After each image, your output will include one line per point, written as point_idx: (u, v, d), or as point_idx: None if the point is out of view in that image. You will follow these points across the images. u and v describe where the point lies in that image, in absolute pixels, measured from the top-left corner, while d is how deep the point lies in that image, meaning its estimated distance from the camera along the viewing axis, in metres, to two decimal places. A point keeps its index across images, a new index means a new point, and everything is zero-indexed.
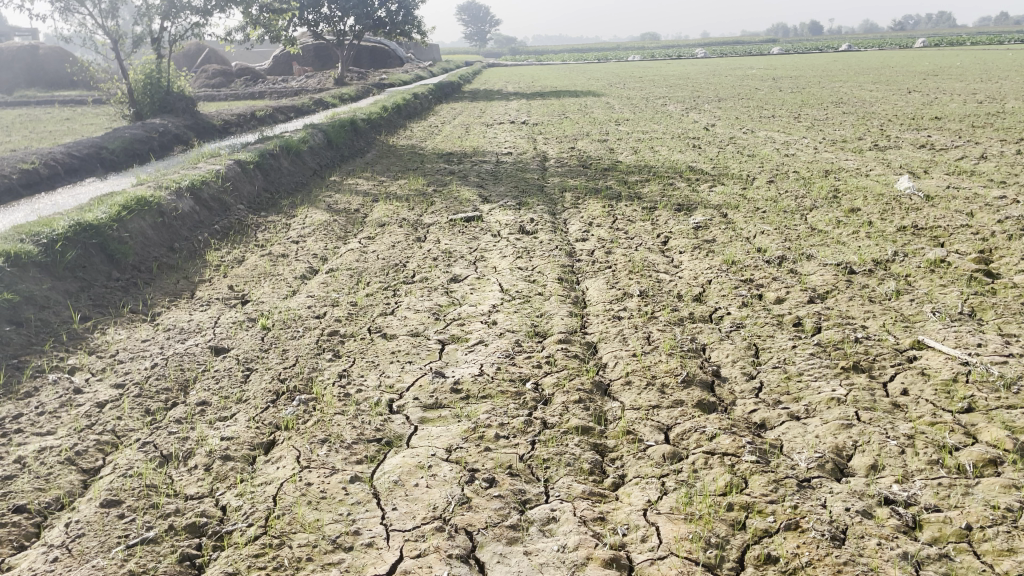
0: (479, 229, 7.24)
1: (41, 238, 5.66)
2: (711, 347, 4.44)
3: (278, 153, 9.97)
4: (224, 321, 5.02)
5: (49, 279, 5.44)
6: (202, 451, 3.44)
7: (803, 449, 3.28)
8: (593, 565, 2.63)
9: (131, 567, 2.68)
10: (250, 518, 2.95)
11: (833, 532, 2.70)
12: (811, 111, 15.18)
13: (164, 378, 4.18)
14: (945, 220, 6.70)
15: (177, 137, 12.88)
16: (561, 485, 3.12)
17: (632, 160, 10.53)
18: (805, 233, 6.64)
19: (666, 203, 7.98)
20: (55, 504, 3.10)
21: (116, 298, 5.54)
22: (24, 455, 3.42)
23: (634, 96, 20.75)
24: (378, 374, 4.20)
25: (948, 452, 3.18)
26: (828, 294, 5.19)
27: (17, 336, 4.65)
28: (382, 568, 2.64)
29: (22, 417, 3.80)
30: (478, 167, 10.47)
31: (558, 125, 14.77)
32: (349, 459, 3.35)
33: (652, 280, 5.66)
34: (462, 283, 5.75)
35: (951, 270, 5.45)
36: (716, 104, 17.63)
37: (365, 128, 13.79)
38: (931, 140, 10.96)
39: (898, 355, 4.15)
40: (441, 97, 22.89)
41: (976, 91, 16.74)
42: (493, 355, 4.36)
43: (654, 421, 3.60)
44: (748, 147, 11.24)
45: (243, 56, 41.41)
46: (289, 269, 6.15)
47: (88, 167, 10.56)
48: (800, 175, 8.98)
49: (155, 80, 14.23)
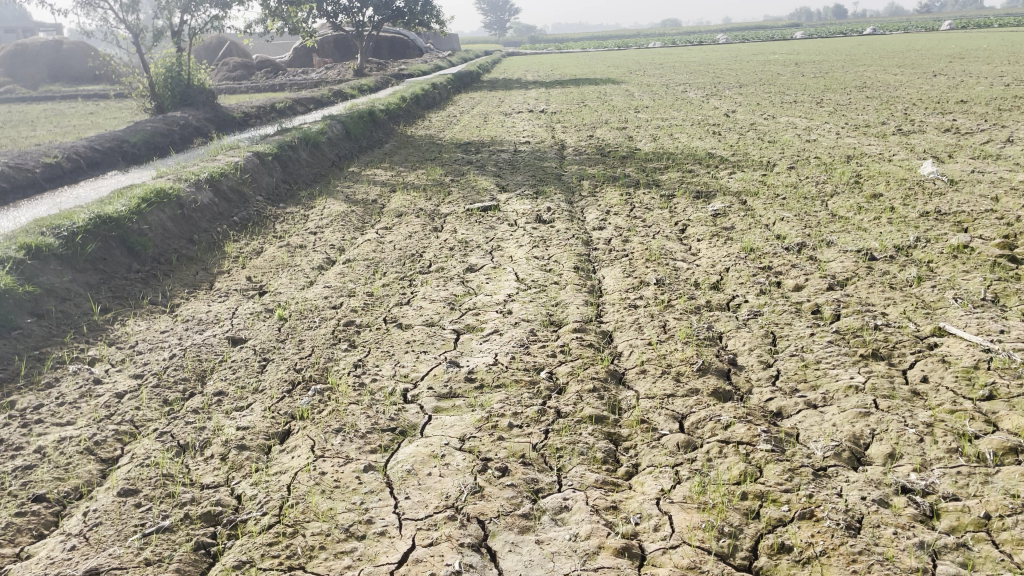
0: (496, 218, 7.23)
1: (62, 230, 5.74)
2: (728, 335, 4.40)
3: (296, 145, 10.00)
4: (242, 312, 5.05)
5: (71, 272, 5.51)
6: (218, 441, 3.47)
7: (820, 438, 3.24)
8: (605, 554, 2.62)
9: (146, 555, 2.71)
10: (265, 507, 2.97)
11: (848, 521, 2.66)
12: (834, 96, 14.99)
13: (182, 369, 4.22)
14: (970, 205, 6.58)
15: (197, 130, 12.98)
16: (574, 473, 3.11)
17: (652, 147, 10.48)
18: (826, 219, 6.57)
19: (684, 191, 7.92)
20: (74, 494, 3.14)
21: (136, 290, 5.59)
22: (44, 445, 3.47)
23: (655, 83, 20.60)
24: (393, 364, 4.21)
25: (968, 440, 3.13)
26: (848, 281, 5.13)
27: (38, 329, 4.73)
28: (394, 557, 2.65)
29: (42, 408, 3.86)
30: (495, 156, 10.46)
31: (577, 113, 14.71)
32: (363, 448, 3.36)
33: (669, 268, 5.62)
34: (479, 272, 5.74)
35: (974, 256, 5.35)
36: (737, 90, 17.49)
37: (384, 119, 13.82)
38: (957, 124, 10.77)
39: (918, 342, 4.09)
40: (462, 87, 22.84)
41: (1004, 74, 16.43)
42: (507, 345, 4.34)
43: (669, 410, 3.57)
44: (769, 133, 11.12)
45: (264, 48, 41.94)
46: (307, 260, 6.19)
47: (110, 161, 10.66)
48: (822, 160, 8.87)
49: (175, 73, 14.33)
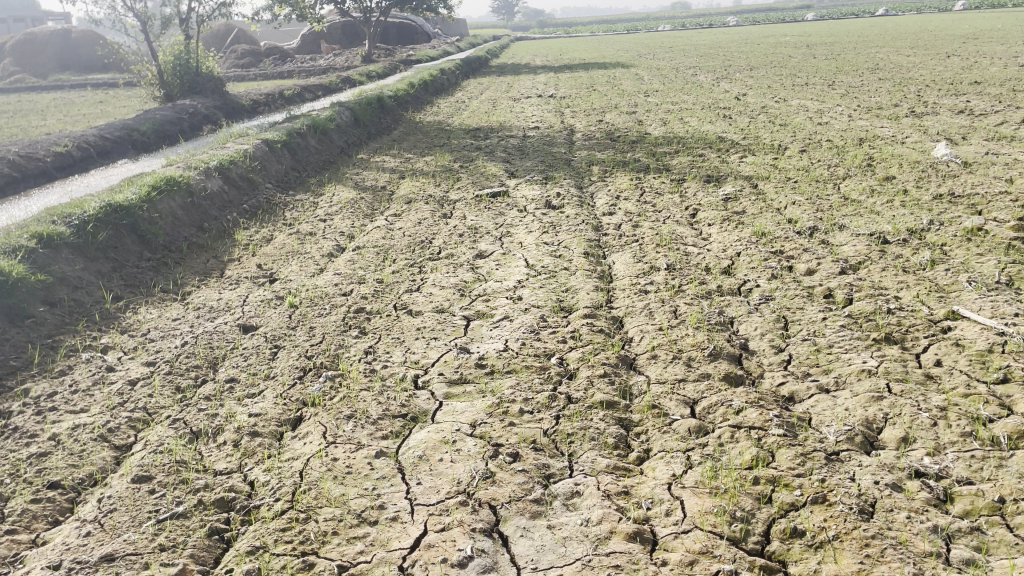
0: (505, 204, 7.21)
1: (73, 219, 5.76)
2: (739, 320, 4.38)
3: (305, 132, 9.99)
4: (252, 299, 5.06)
5: (82, 260, 5.54)
6: (231, 427, 3.49)
7: (832, 423, 3.23)
8: (616, 539, 2.62)
9: (161, 541, 2.73)
10: (277, 493, 2.98)
11: (861, 505, 2.64)
12: (846, 78, 14.88)
13: (194, 356, 4.24)
14: (983, 186, 6.52)
15: (206, 118, 12.99)
16: (585, 459, 3.10)
17: (662, 131, 10.42)
18: (838, 203, 6.52)
19: (695, 175, 7.88)
20: (88, 480, 3.17)
21: (147, 278, 5.61)
22: (59, 432, 3.50)
23: (664, 66, 20.46)
24: (403, 351, 4.21)
25: (981, 424, 3.11)
26: (860, 265, 5.09)
27: (51, 317, 4.76)
28: (405, 543, 2.65)
29: (56, 395, 3.88)
30: (504, 142, 10.43)
31: (586, 97, 14.64)
32: (375, 434, 3.36)
33: (679, 253, 5.60)
34: (488, 258, 5.74)
35: (988, 239, 5.30)
36: (748, 73, 17.35)
37: (392, 105, 13.79)
38: (970, 105, 10.65)
39: (932, 326, 4.07)
40: (470, 72, 22.74)
41: (1019, 55, 16.22)
42: (518, 330, 4.34)
43: (680, 395, 3.56)
44: (780, 117, 11.03)
45: (272, 35, 41.99)
46: (317, 247, 6.20)
47: (120, 149, 10.69)
48: (833, 143, 8.80)
49: (183, 61, 14.33)
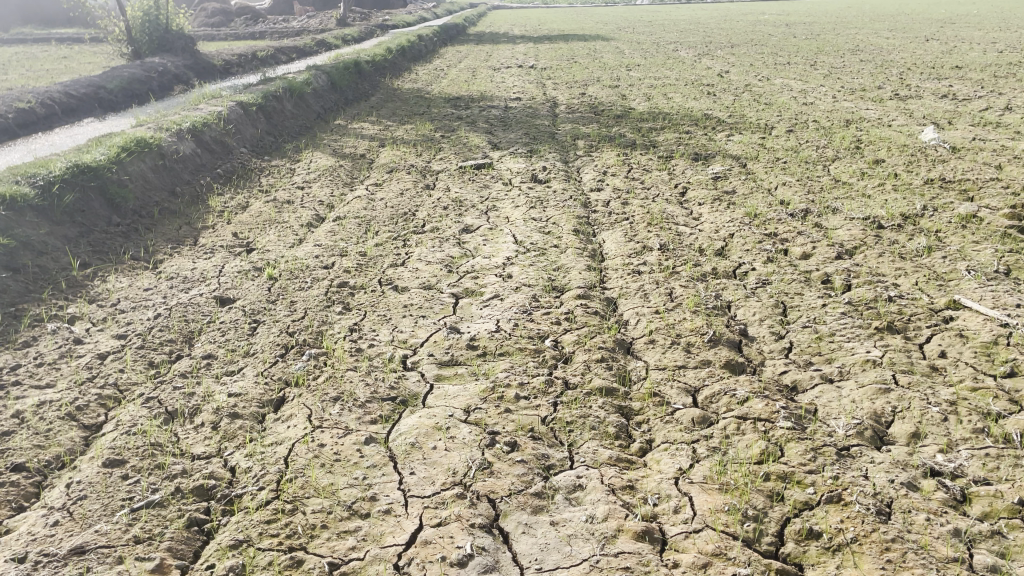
0: (490, 177, 7.01)
1: (38, 179, 5.46)
2: (737, 304, 4.26)
3: (281, 95, 9.64)
4: (229, 270, 4.83)
5: (47, 224, 5.25)
6: (209, 408, 3.29)
7: (841, 416, 3.12)
8: (625, 538, 2.49)
9: (136, 533, 2.55)
10: (261, 480, 2.80)
11: (879, 505, 2.53)
12: (827, 58, 14.78)
13: (168, 329, 4.01)
14: (973, 172, 6.45)
15: (176, 78, 12.53)
16: (586, 450, 2.96)
17: (646, 106, 10.24)
18: (828, 185, 6.43)
19: (683, 152, 7.74)
20: (55, 463, 2.96)
21: (116, 244, 5.34)
22: (23, 409, 3.27)
23: (646, 40, 20.22)
24: (390, 329, 4.02)
25: (993, 420, 3.02)
26: (856, 250, 4.99)
27: (14, 284, 4.49)
28: (402, 539, 2.50)
29: (20, 368, 3.65)
30: (486, 112, 10.18)
31: (568, 69, 14.39)
32: (363, 418, 3.19)
33: (672, 233, 5.45)
34: (475, 233, 5.55)
35: (982, 227, 5.22)
36: (729, 50, 17.21)
37: (370, 70, 13.43)
38: (953, 90, 10.60)
39: (934, 315, 3.98)
40: (448, 39, 22.31)
41: (998, 40, 16.27)
42: (509, 310, 4.17)
43: (681, 382, 3.43)
44: (765, 95, 10.90)
45: None
46: (296, 216, 5.96)
47: (86, 107, 10.27)
48: (820, 124, 8.70)
49: (153, 17, 13.77)
